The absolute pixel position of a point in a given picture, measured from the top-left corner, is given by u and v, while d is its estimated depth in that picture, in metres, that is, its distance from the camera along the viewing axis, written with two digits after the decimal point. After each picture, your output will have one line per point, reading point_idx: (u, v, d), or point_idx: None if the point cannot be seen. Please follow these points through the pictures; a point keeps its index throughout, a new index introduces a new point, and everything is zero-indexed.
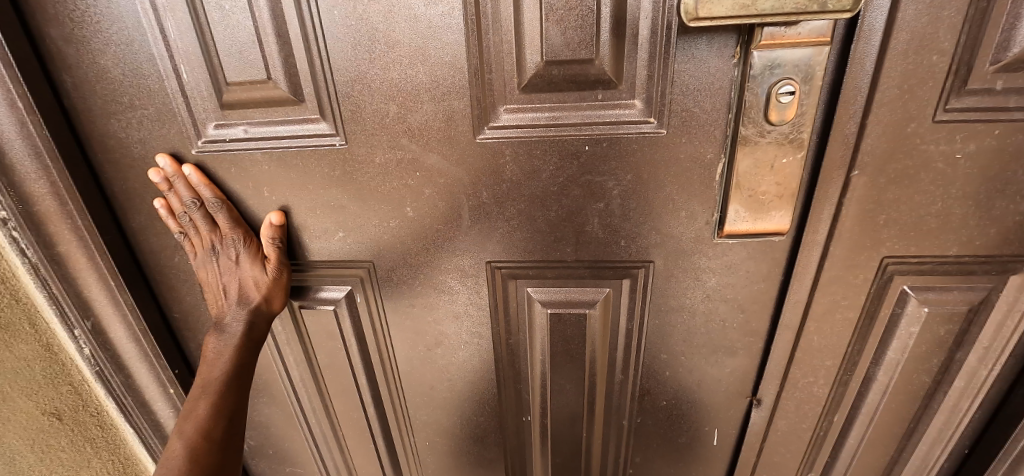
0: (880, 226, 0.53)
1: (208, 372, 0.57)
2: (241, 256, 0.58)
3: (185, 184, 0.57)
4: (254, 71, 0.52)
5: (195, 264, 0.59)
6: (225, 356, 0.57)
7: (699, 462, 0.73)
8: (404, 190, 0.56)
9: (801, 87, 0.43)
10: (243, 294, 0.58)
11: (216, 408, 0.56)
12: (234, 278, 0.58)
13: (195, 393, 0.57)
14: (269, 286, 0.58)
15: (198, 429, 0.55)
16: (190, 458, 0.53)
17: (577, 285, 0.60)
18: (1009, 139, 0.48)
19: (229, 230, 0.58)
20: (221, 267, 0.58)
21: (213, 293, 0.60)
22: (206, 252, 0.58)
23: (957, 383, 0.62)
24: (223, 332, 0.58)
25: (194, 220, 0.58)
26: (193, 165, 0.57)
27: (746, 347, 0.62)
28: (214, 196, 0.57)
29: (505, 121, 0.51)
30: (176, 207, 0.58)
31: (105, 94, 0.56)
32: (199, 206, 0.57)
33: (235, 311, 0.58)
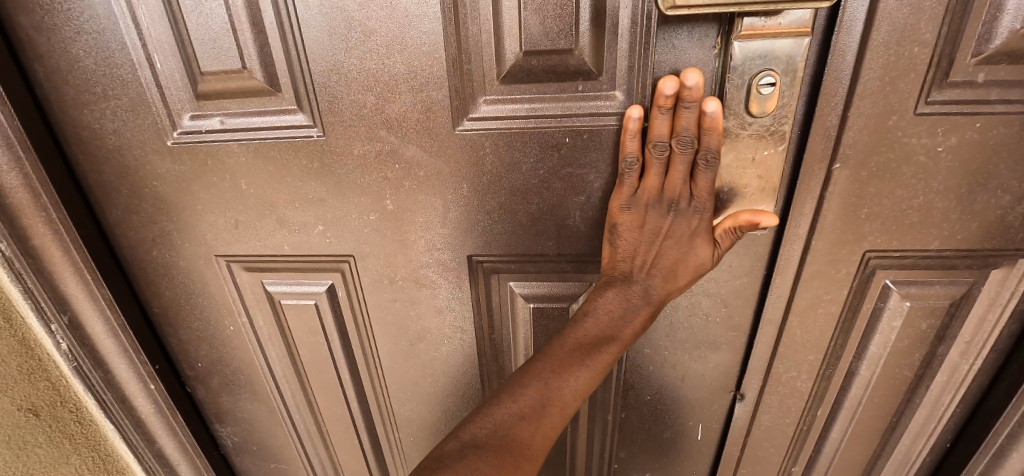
0: (862, 220, 0.53)
1: (614, 329, 0.47)
2: (700, 229, 0.48)
3: (695, 118, 0.43)
4: (229, 60, 0.51)
5: (626, 204, 0.49)
6: (624, 332, 0.47)
7: (684, 457, 0.73)
8: (383, 183, 0.55)
9: (782, 78, 0.43)
10: (675, 270, 0.49)
11: (588, 380, 0.44)
12: (678, 252, 0.49)
13: (577, 347, 0.45)
14: (695, 276, 0.50)
15: (554, 386, 0.43)
16: (542, 421, 0.42)
17: (559, 279, 0.60)
18: (990, 132, 0.48)
19: (706, 194, 0.46)
20: (675, 232, 0.48)
21: (636, 249, 0.50)
22: (656, 201, 0.48)
23: (939, 377, 0.62)
24: (628, 299, 0.48)
25: (679, 163, 0.45)
26: (717, 101, 0.42)
27: (730, 341, 0.62)
28: (715, 147, 0.44)
29: (485, 112, 0.50)
30: (660, 131, 0.44)
31: (77, 84, 0.54)
32: (692, 151, 0.44)
33: (650, 283, 0.49)
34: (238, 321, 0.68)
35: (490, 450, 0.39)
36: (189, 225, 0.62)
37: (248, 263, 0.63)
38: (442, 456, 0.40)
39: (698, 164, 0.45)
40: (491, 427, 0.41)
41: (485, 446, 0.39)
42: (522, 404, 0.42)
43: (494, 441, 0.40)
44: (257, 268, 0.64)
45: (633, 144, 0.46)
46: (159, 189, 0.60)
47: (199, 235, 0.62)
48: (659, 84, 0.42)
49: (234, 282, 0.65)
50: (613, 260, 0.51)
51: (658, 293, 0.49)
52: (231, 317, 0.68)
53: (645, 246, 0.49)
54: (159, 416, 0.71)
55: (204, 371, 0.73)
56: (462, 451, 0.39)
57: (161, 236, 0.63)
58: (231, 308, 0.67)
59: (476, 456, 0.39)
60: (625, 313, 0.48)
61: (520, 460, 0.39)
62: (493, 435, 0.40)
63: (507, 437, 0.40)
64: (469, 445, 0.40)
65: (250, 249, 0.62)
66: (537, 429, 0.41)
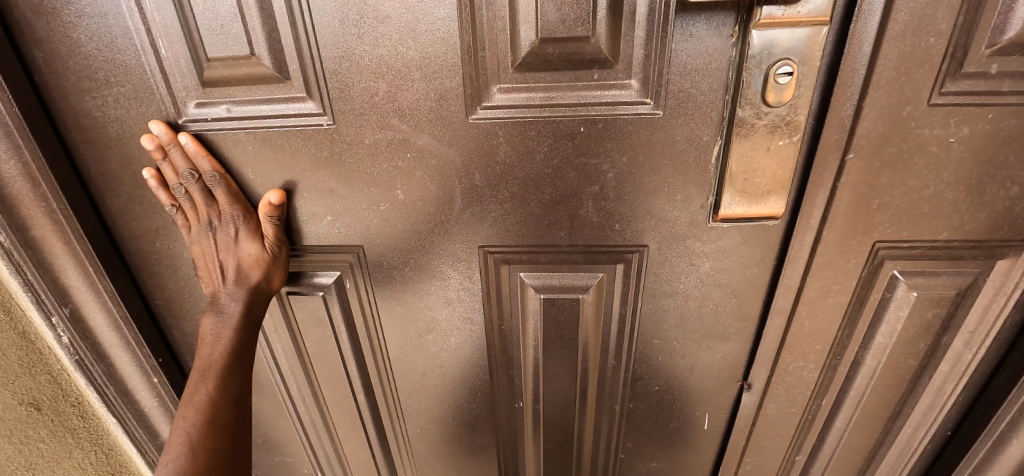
0: (873, 210, 0.53)
1: (214, 344, 0.55)
2: (240, 233, 0.55)
3: (182, 155, 0.53)
4: (236, 46, 0.49)
5: (189, 239, 0.56)
6: (227, 339, 0.55)
7: (690, 446, 0.73)
8: (394, 173, 0.54)
9: (799, 68, 0.43)
10: (242, 274, 0.55)
11: (222, 387, 0.53)
12: (230, 256, 0.55)
13: (197, 375, 0.54)
14: (267, 268, 0.56)
15: (197, 415, 0.51)
16: (198, 442, 0.50)
17: (570, 270, 0.59)
18: (1002, 123, 0.48)
19: (228, 207, 0.55)
20: (219, 245, 0.55)
21: (207, 270, 0.57)
22: (201, 227, 0.55)
23: (942, 367, 0.62)
24: (219, 312, 0.56)
25: (194, 193, 0.54)
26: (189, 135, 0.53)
27: (738, 332, 0.62)
28: (214, 170, 0.53)
29: (498, 101, 0.50)
30: (168, 177, 0.53)
31: (79, 69, 0.53)
32: (197, 180, 0.53)
33: (231, 290, 0.55)
34: None
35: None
36: None
37: None
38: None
39: (212, 187, 0.54)
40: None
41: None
42: (179, 445, 0.50)
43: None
44: None
45: (162, 196, 0.54)
46: None
47: None
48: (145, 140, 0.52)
49: None
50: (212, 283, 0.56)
51: (246, 293, 0.55)
52: None
53: (212, 267, 0.56)
54: (162, 410, 0.71)
55: None
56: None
57: (165, 226, 0.62)
58: None
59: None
60: (219, 328, 0.56)
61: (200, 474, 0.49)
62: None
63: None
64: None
65: None
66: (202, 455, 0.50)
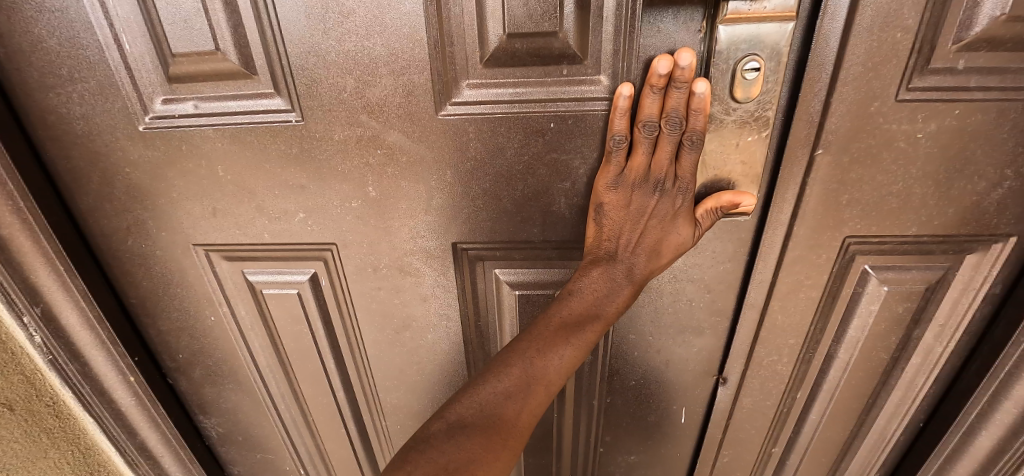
0: (842, 206, 0.54)
1: (593, 304, 0.48)
2: (681, 210, 0.47)
3: (684, 99, 0.41)
4: (201, 41, 0.49)
5: (612, 184, 0.47)
6: (603, 310, 0.48)
7: (668, 440, 0.74)
8: (365, 169, 0.54)
9: (766, 64, 0.43)
10: (657, 251, 0.48)
11: (572, 358, 0.45)
12: (660, 231, 0.48)
13: (556, 322, 0.46)
14: (677, 256, 0.49)
15: (540, 365, 0.44)
16: (529, 401, 0.43)
17: (545, 265, 0.59)
18: (969, 119, 0.49)
19: (690, 176, 0.45)
20: (659, 212, 0.47)
21: (613, 227, 0.49)
22: (643, 182, 0.46)
23: (913, 359, 0.63)
24: (609, 279, 0.48)
25: (665, 144, 0.43)
26: (707, 82, 0.40)
27: (713, 326, 0.62)
28: (701, 129, 0.42)
29: (468, 97, 0.50)
30: (651, 111, 0.42)
31: (41, 65, 0.52)
32: (680, 133, 0.43)
33: (633, 261, 0.49)
34: (219, 311, 0.67)
35: (476, 428, 0.41)
36: (165, 213, 0.60)
37: (227, 252, 0.62)
38: (430, 437, 0.41)
39: (683, 146, 0.43)
40: (477, 407, 0.42)
41: (473, 425, 0.41)
42: (509, 384, 0.43)
43: (483, 419, 0.41)
44: (237, 257, 0.62)
45: (622, 124, 0.44)
46: (132, 176, 0.58)
47: (176, 224, 0.60)
48: (654, 61, 0.40)
49: (214, 271, 0.64)
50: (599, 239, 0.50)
51: (641, 273, 0.49)
52: (212, 306, 0.67)
53: (626, 231, 0.48)
54: (139, 408, 0.70)
55: (185, 362, 0.72)
56: (449, 431, 0.41)
57: (136, 224, 0.61)
58: (212, 298, 0.66)
59: (463, 436, 0.40)
60: (602, 297, 0.48)
61: (506, 440, 0.41)
62: (480, 414, 0.41)
63: (493, 415, 0.42)
64: (456, 425, 0.41)
65: (228, 237, 0.61)
66: (521, 409, 0.42)
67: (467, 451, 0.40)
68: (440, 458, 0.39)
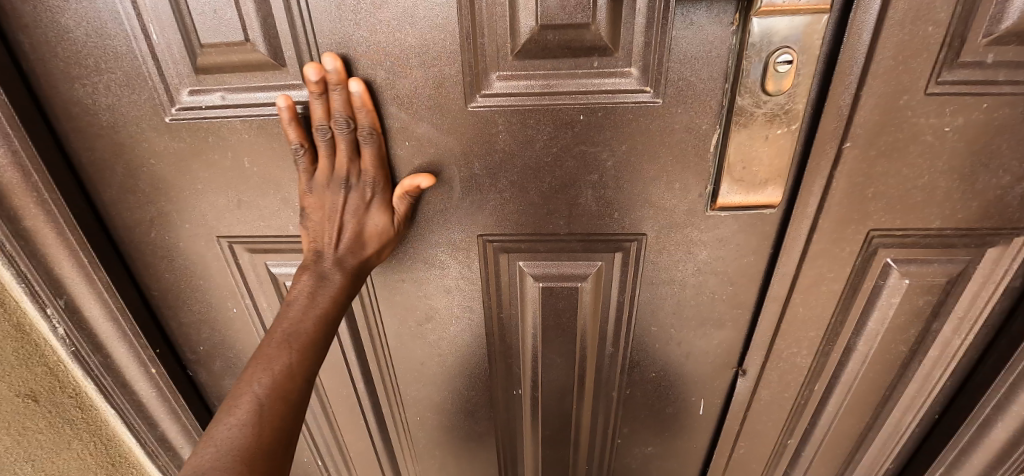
0: (868, 199, 0.54)
1: (293, 320, 0.48)
2: (374, 200, 0.52)
3: (343, 99, 0.48)
4: (230, 32, 0.48)
5: (306, 188, 0.52)
6: (325, 302, 0.50)
7: (685, 431, 0.75)
8: (392, 160, 0.54)
9: (798, 56, 0.43)
10: (360, 241, 0.52)
11: (302, 363, 0.45)
12: (355, 221, 0.52)
13: (278, 340, 0.46)
14: (388, 243, 0.54)
15: (280, 380, 0.43)
16: (267, 416, 0.40)
17: (569, 258, 0.60)
18: (996, 113, 0.49)
19: (373, 168, 0.51)
20: (349, 206, 0.52)
21: (320, 226, 0.52)
22: (329, 181, 0.51)
23: (931, 352, 0.64)
24: (320, 275, 0.51)
25: (341, 143, 0.49)
26: (360, 82, 0.48)
27: (733, 319, 0.63)
28: (371, 125, 0.50)
29: (498, 89, 0.50)
30: (316, 115, 0.48)
31: (67, 56, 0.52)
32: (348, 131, 0.49)
33: (338, 255, 0.52)
34: (241, 303, 0.67)
35: (216, 461, 0.37)
36: (189, 205, 0.60)
37: (252, 244, 0.62)
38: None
39: (361, 141, 0.50)
40: (210, 449, 0.38)
41: (213, 459, 0.37)
42: (245, 410, 0.40)
43: (224, 449, 0.38)
44: (261, 249, 0.62)
45: (293, 132, 0.48)
46: (156, 168, 0.58)
47: (200, 216, 0.60)
48: (305, 70, 0.47)
49: (238, 263, 0.64)
50: (320, 245, 0.53)
51: (351, 262, 0.52)
52: (233, 299, 0.67)
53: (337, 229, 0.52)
54: (160, 399, 0.70)
55: (205, 354, 0.72)
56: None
57: (160, 216, 0.61)
58: (234, 290, 0.66)
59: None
60: (319, 292, 0.50)
61: (254, 461, 0.38)
62: (217, 449, 0.38)
63: (235, 447, 0.38)
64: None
65: (253, 229, 0.61)
66: (264, 425, 0.40)
67: None
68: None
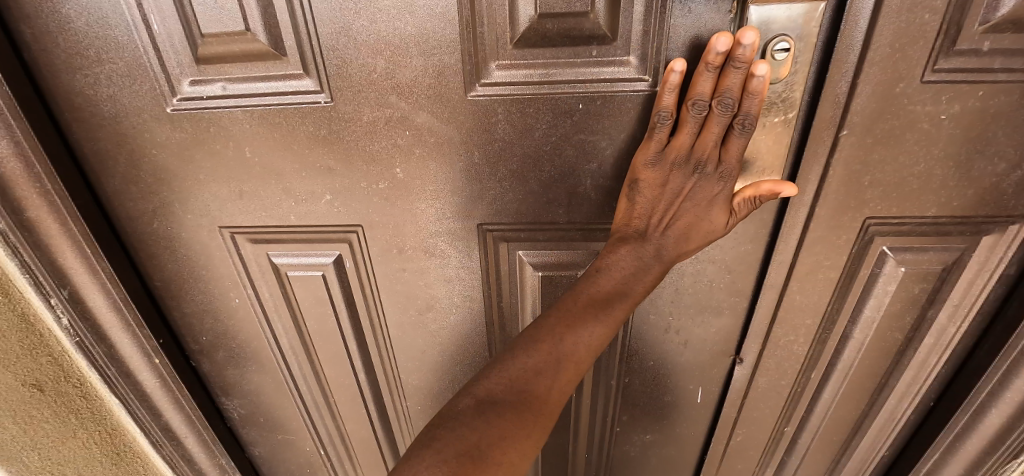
0: (864, 186, 0.54)
1: (603, 286, 0.47)
2: (719, 196, 0.48)
3: (742, 79, 0.41)
4: (231, 22, 0.48)
5: (650, 161, 0.48)
6: (637, 284, 0.48)
7: (684, 419, 0.76)
8: (393, 149, 0.54)
9: (795, 44, 0.43)
10: (688, 234, 0.49)
11: (602, 335, 0.45)
12: (694, 215, 0.48)
13: (585, 301, 0.46)
14: (704, 242, 0.50)
15: (569, 341, 0.44)
16: (557, 376, 0.43)
17: (568, 247, 0.60)
18: (991, 100, 0.49)
19: (733, 161, 0.46)
20: (694, 195, 0.48)
21: (654, 207, 0.49)
22: (683, 161, 0.46)
23: (927, 340, 0.65)
24: (641, 257, 0.48)
25: (714, 125, 0.44)
26: (768, 66, 0.40)
27: (732, 306, 0.64)
28: (755, 113, 0.43)
29: (498, 78, 0.50)
30: (703, 88, 0.43)
31: (68, 45, 0.52)
32: (731, 115, 0.43)
33: (663, 242, 0.49)
34: (243, 293, 0.68)
35: (509, 406, 0.41)
36: (190, 196, 0.60)
37: (253, 235, 0.63)
38: (460, 414, 0.40)
39: (733, 130, 0.44)
40: (506, 383, 0.42)
41: (503, 402, 0.41)
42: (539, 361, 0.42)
43: (513, 396, 0.41)
44: (263, 239, 0.63)
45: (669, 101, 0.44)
46: (158, 158, 0.58)
47: (202, 206, 0.61)
48: (713, 37, 0.40)
49: (239, 253, 0.64)
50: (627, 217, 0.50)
51: (670, 254, 0.49)
52: (236, 289, 0.67)
53: (686, 217, 0.49)
54: (164, 390, 0.71)
55: (208, 344, 0.73)
56: (479, 407, 0.41)
57: (162, 207, 0.62)
58: (236, 281, 0.67)
59: (494, 412, 0.40)
60: (635, 271, 0.48)
61: (536, 417, 0.41)
62: (511, 390, 0.41)
63: (523, 391, 0.41)
64: (485, 402, 0.41)
65: (254, 219, 0.61)
66: (551, 385, 0.42)
67: (495, 428, 0.39)
68: (471, 435, 0.39)
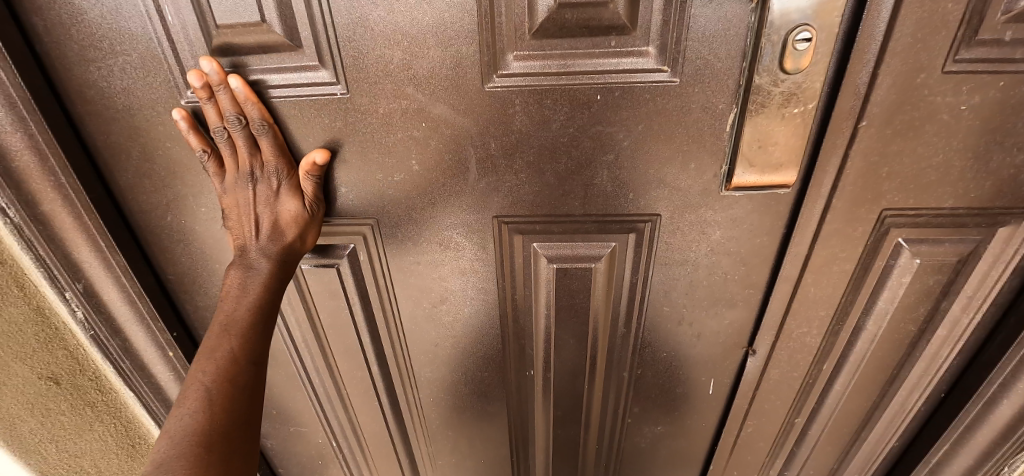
0: (883, 178, 0.54)
1: (226, 315, 0.50)
2: (281, 187, 0.53)
3: (230, 99, 0.49)
4: (246, 13, 0.48)
5: (221, 190, 0.53)
6: (257, 290, 0.52)
7: (695, 410, 0.76)
8: (409, 141, 0.54)
9: (817, 34, 0.43)
10: (279, 230, 0.53)
11: (243, 350, 0.48)
12: (271, 210, 0.53)
13: (217, 331, 0.48)
14: (303, 226, 0.54)
15: (213, 370, 0.46)
16: (215, 403, 0.44)
17: (582, 239, 0.60)
18: (1012, 91, 0.49)
19: (273, 157, 0.52)
20: (254, 197, 0.52)
21: (239, 222, 0.54)
22: (239, 176, 0.52)
23: (940, 332, 0.65)
24: (245, 268, 0.53)
25: (239, 141, 0.51)
26: (240, 78, 0.49)
27: (745, 299, 0.64)
28: (261, 117, 0.51)
29: (515, 69, 0.50)
30: (210, 119, 0.50)
31: (82, 37, 0.51)
32: (243, 127, 0.50)
33: (263, 246, 0.53)
34: None
35: (178, 450, 0.41)
36: (205, 189, 0.60)
37: None
38: None
39: (258, 135, 0.51)
40: (169, 438, 0.42)
41: (174, 448, 0.41)
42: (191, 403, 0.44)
43: (178, 439, 0.42)
44: None
45: (193, 140, 0.51)
46: (172, 151, 0.58)
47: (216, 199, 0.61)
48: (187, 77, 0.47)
49: None
50: (240, 239, 0.54)
51: (274, 248, 0.53)
52: None
53: (249, 219, 0.53)
54: (178, 383, 0.71)
55: None
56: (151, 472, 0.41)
57: (176, 201, 0.62)
58: None
59: (169, 467, 0.40)
60: (247, 281, 0.52)
61: (207, 449, 0.42)
62: (175, 440, 0.42)
63: (188, 434, 0.42)
64: (156, 465, 0.41)
65: None
66: (213, 416, 0.43)
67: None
68: None
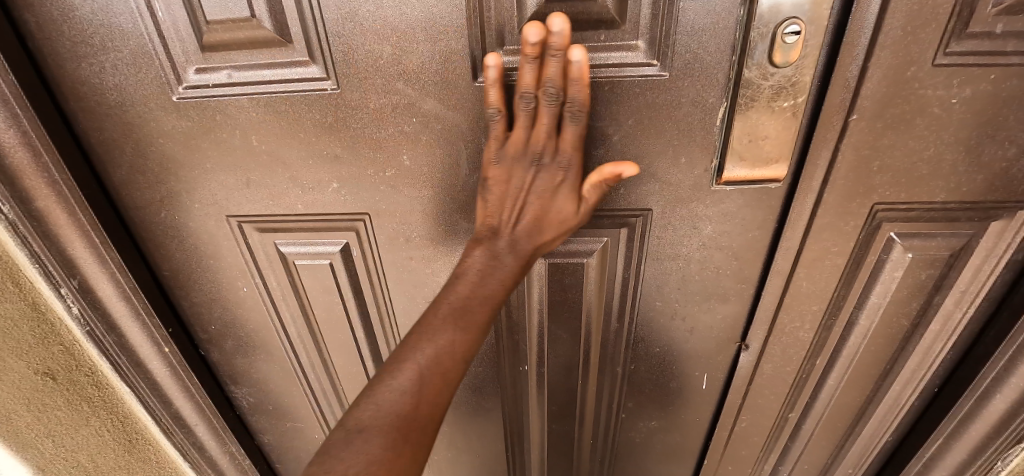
0: (873, 172, 0.54)
1: (471, 293, 0.45)
2: (565, 183, 0.47)
3: (561, 67, 0.42)
4: (237, 8, 0.48)
5: (496, 156, 0.48)
6: (491, 285, 0.46)
7: (688, 405, 0.76)
8: (400, 137, 0.54)
9: (807, 27, 0.43)
10: (538, 224, 0.48)
11: (465, 343, 0.43)
12: (541, 206, 0.48)
13: (440, 318, 0.43)
14: (561, 231, 0.49)
15: (436, 353, 0.41)
16: (428, 385, 0.40)
17: (575, 234, 0.60)
18: (1004, 84, 0.48)
19: (570, 149, 0.46)
20: (537, 186, 0.47)
21: (500, 202, 0.49)
22: (521, 154, 0.47)
23: (933, 326, 0.65)
24: (493, 255, 0.48)
25: (545, 116, 0.44)
26: (583, 50, 0.41)
27: (738, 293, 0.64)
28: (580, 101, 0.43)
29: (504, 64, 0.50)
30: (525, 81, 0.43)
31: (73, 34, 0.51)
32: (558, 104, 0.44)
33: (516, 236, 0.48)
34: (252, 282, 0.68)
35: (376, 431, 0.37)
36: (198, 184, 0.60)
37: (261, 224, 0.63)
38: (329, 448, 0.37)
39: (567, 119, 0.45)
40: (369, 410, 0.38)
41: (371, 427, 0.37)
42: (406, 381, 0.39)
43: (380, 420, 0.37)
44: (271, 228, 0.63)
45: (494, 95, 0.45)
46: (165, 147, 0.58)
47: (209, 195, 0.61)
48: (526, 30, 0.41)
49: (247, 243, 0.65)
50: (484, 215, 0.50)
51: (524, 247, 0.48)
52: (244, 278, 0.68)
53: (513, 207, 0.48)
54: (174, 379, 0.72)
55: (217, 334, 0.74)
56: (347, 439, 0.37)
57: (169, 197, 0.62)
58: (244, 270, 0.67)
59: (361, 440, 0.36)
60: (486, 273, 0.47)
61: (405, 436, 0.37)
62: (377, 415, 0.38)
63: (392, 413, 0.38)
64: (354, 432, 0.37)
65: (262, 209, 0.61)
66: (420, 399, 0.39)
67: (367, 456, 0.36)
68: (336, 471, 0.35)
